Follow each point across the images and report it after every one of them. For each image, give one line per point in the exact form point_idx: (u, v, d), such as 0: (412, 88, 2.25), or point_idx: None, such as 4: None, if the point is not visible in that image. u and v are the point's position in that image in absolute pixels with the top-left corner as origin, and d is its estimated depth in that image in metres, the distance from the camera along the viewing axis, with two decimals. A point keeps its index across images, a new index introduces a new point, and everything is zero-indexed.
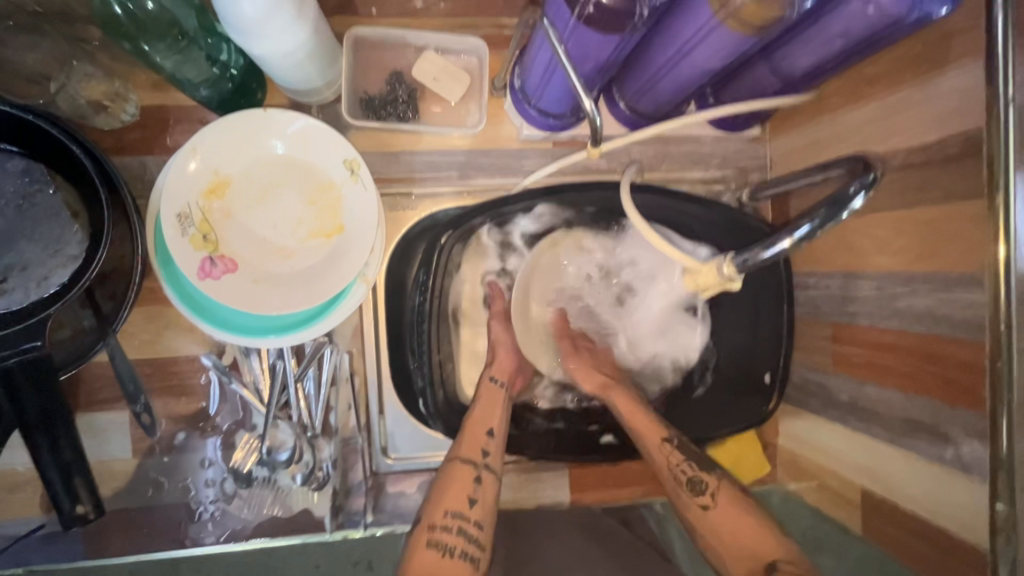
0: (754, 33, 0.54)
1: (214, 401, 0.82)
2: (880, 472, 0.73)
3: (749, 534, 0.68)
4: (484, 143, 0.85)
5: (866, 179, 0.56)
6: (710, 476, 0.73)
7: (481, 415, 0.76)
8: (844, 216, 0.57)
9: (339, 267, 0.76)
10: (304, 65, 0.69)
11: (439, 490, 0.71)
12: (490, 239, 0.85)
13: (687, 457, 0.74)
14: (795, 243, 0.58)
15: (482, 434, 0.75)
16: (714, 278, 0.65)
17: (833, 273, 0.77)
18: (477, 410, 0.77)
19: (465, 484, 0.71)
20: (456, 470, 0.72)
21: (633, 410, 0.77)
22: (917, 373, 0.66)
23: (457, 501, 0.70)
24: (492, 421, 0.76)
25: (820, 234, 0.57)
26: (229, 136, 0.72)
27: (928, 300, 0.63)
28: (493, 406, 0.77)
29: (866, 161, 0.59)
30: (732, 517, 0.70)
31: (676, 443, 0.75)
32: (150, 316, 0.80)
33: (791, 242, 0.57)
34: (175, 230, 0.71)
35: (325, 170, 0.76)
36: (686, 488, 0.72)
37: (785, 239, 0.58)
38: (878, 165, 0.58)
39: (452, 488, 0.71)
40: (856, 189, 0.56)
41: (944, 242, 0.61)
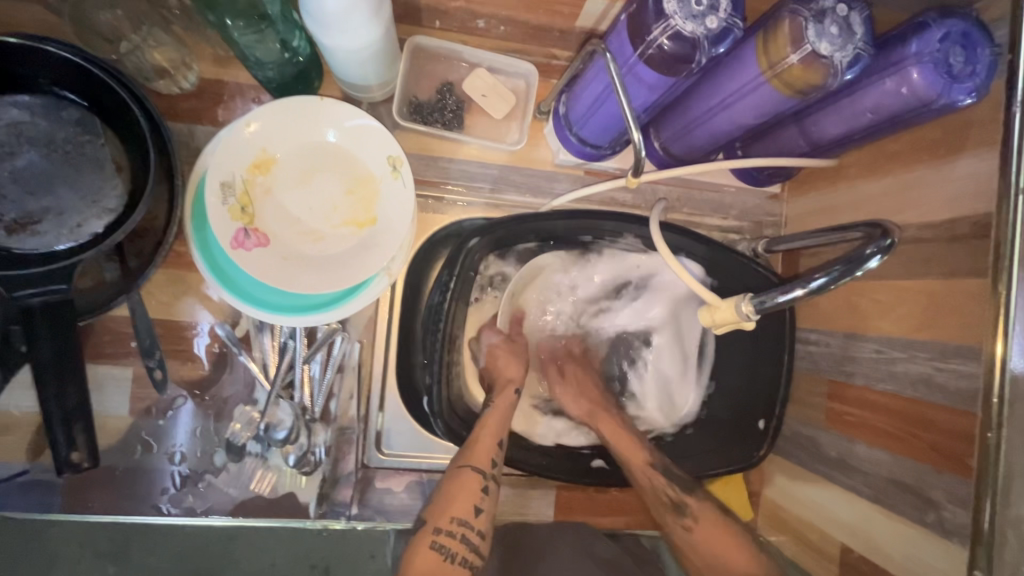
0: (795, 96, 0.59)
1: (220, 371, 0.82)
2: (860, 529, 0.74)
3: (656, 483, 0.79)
4: (519, 161, 0.89)
5: (883, 243, 0.59)
6: (693, 499, 0.79)
7: (494, 419, 0.78)
8: (856, 275, 0.60)
9: (366, 257, 0.78)
10: (368, 64, 0.72)
11: (448, 495, 0.73)
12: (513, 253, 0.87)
13: (671, 482, 0.80)
14: (807, 293, 0.61)
15: (492, 444, 0.76)
16: (731, 315, 0.68)
17: (836, 332, 0.81)
18: (490, 419, 0.78)
19: (472, 491, 0.73)
20: (465, 477, 0.73)
21: (620, 436, 0.82)
22: (904, 436, 0.69)
23: (463, 508, 0.72)
24: (502, 430, 0.77)
25: (833, 286, 0.60)
26: (283, 117, 0.75)
27: (925, 366, 0.67)
28: (502, 413, 0.78)
29: (885, 227, 0.62)
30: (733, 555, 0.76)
31: (660, 466, 0.80)
32: (171, 279, 0.80)
33: (804, 292, 0.61)
34: (216, 197, 0.73)
35: (368, 163, 0.78)
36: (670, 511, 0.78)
37: (798, 287, 0.61)
38: (897, 231, 0.60)
39: (459, 495, 0.72)
40: (872, 250, 0.59)
41: (944, 313, 0.65)
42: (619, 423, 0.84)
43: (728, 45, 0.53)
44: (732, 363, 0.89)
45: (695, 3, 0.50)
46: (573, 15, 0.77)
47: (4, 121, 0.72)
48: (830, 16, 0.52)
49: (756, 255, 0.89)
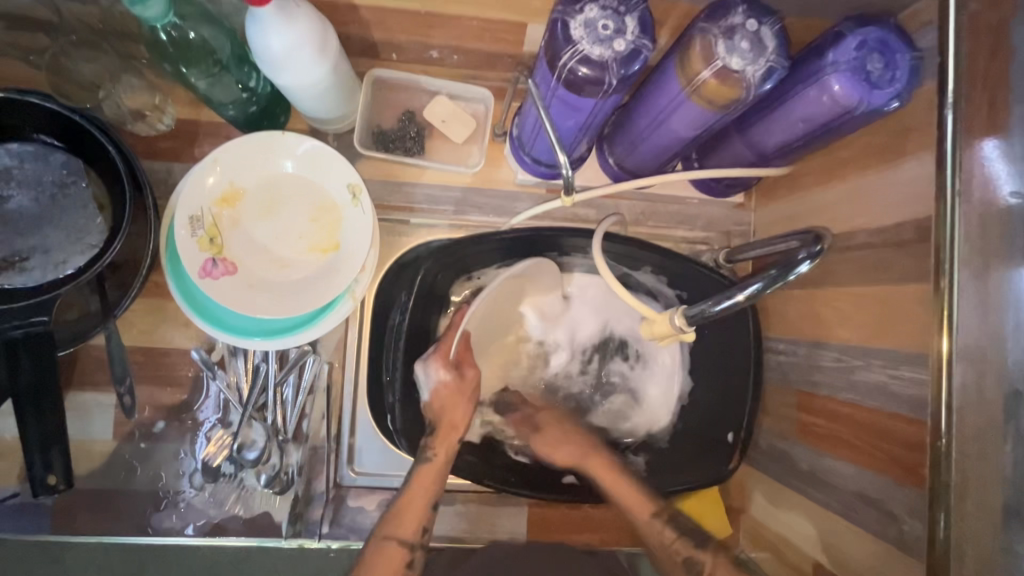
0: (719, 110, 0.60)
1: (197, 395, 0.86)
2: (830, 545, 0.72)
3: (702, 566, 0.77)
4: (482, 183, 0.91)
5: (813, 249, 0.60)
6: (706, 553, 0.78)
7: (422, 486, 0.77)
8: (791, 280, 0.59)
9: (330, 281, 0.81)
10: (322, 98, 0.76)
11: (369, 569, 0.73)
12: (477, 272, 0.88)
13: (680, 536, 0.79)
14: (745, 299, 0.61)
15: (421, 512, 0.76)
16: (666, 328, 0.68)
17: (801, 342, 0.80)
18: (417, 486, 0.77)
19: (395, 564, 0.73)
20: (389, 549, 0.74)
21: (608, 476, 0.82)
22: (866, 447, 0.67)
23: None
24: (432, 496, 0.77)
25: (769, 292, 0.59)
26: (248, 153, 0.79)
27: (881, 374, 0.65)
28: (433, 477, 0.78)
29: (817, 233, 0.63)
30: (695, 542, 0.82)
31: (666, 518, 0.80)
32: (152, 308, 0.85)
33: (742, 298, 0.60)
34: (186, 230, 0.77)
35: (330, 192, 0.82)
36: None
37: (736, 294, 0.61)
38: (827, 236, 0.61)
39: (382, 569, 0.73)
40: (803, 256, 0.59)
41: (896, 320, 0.64)
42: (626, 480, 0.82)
43: (639, 66, 0.55)
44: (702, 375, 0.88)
45: (602, 28, 0.52)
46: (520, 41, 0.80)
47: None
48: (739, 32, 0.54)
49: (719, 266, 0.89)
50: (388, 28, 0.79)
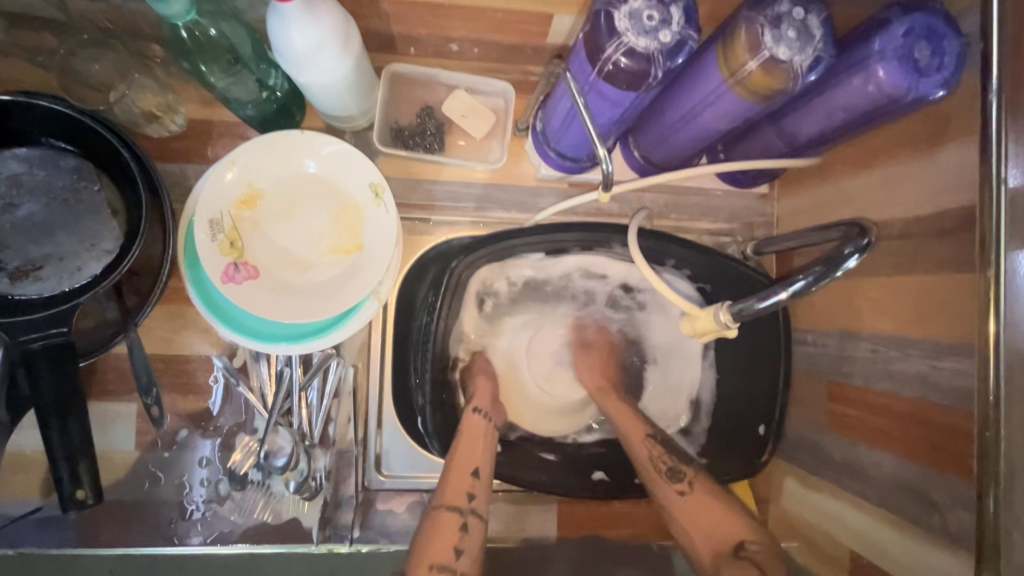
0: (759, 101, 0.59)
1: (220, 402, 0.84)
2: (866, 534, 0.72)
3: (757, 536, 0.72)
4: (501, 178, 0.89)
5: (860, 243, 0.59)
6: (688, 466, 0.76)
7: (465, 452, 0.76)
8: (836, 276, 0.59)
9: (354, 282, 0.79)
10: (342, 95, 0.74)
11: (426, 539, 0.69)
12: (503, 271, 0.88)
13: (665, 449, 0.77)
14: (788, 296, 0.60)
15: (466, 477, 0.73)
16: (710, 324, 0.68)
17: (832, 332, 0.79)
18: (460, 450, 0.76)
19: (450, 532, 0.69)
20: (442, 516, 0.70)
21: (621, 410, 0.81)
22: (903, 438, 0.67)
23: (442, 553, 0.67)
24: (475, 462, 0.75)
25: (813, 289, 0.59)
26: (266, 153, 0.77)
27: (919, 365, 0.65)
28: (476, 442, 0.77)
29: (863, 227, 0.63)
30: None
31: (660, 439, 0.79)
32: (170, 315, 0.83)
33: (785, 295, 0.59)
34: (206, 235, 0.75)
35: (351, 191, 0.80)
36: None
37: (780, 291, 0.60)
38: (874, 231, 0.60)
39: (438, 539, 0.68)
40: (850, 250, 0.59)
41: (936, 309, 0.63)
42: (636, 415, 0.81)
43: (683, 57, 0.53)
44: (728, 367, 0.88)
45: (647, 19, 0.51)
46: (543, 31, 0.78)
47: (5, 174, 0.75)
48: (787, 21, 0.52)
49: (746, 258, 0.89)
50: (407, 20, 0.76)
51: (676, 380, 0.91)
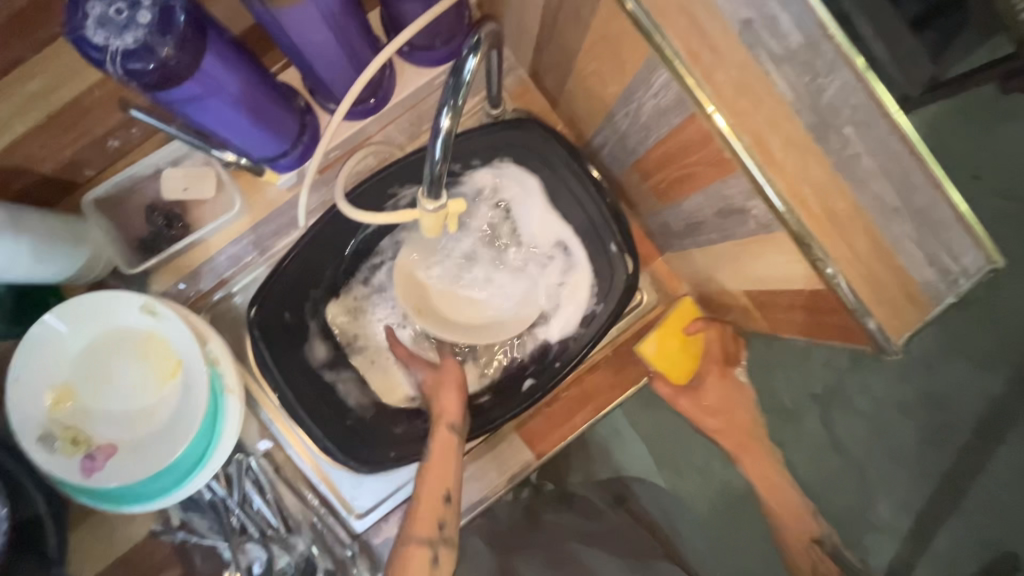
0: None
1: (189, 557, 0.87)
2: (739, 271, 0.70)
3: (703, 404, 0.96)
4: (259, 213, 0.86)
5: (471, 42, 0.54)
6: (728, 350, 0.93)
7: (435, 477, 0.72)
8: (472, 82, 0.53)
9: (193, 392, 0.78)
10: (46, 261, 0.71)
11: (411, 512, 0.70)
12: (330, 285, 0.87)
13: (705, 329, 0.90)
14: (453, 128, 0.53)
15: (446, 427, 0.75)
16: (433, 220, 0.58)
17: (602, 124, 0.76)
18: (429, 483, 0.71)
19: (433, 505, 0.70)
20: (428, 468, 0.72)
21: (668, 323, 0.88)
22: (690, 171, 0.64)
23: (424, 524, 0.69)
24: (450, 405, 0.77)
25: (463, 106, 0.53)
26: (44, 350, 0.77)
27: (650, 101, 0.61)
28: (451, 387, 0.79)
29: (489, 28, 0.57)
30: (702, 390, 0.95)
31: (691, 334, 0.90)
32: (94, 526, 0.85)
33: (444, 128, 0.52)
34: (43, 451, 0.75)
35: (135, 325, 0.79)
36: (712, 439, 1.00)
37: (439, 126, 0.52)
38: (485, 24, 0.55)
39: (420, 513, 0.69)
40: (466, 54, 0.53)
41: (620, 44, 0.59)
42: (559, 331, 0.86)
43: (184, 15, 0.51)
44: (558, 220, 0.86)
45: (116, 14, 0.48)
46: None
47: None
48: None
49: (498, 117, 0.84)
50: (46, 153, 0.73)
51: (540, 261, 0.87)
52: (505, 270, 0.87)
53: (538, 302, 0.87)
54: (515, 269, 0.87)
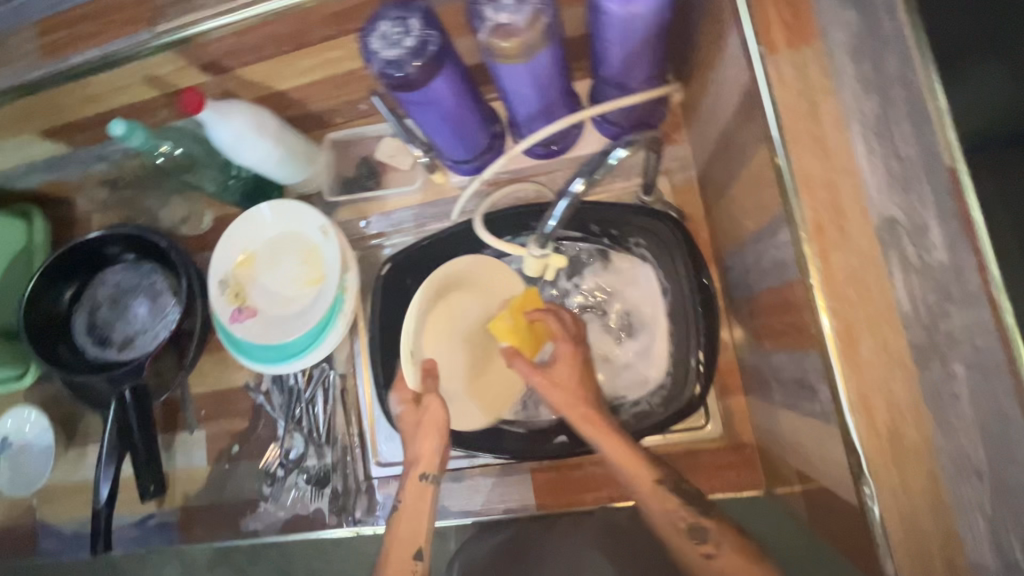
0: (527, 61, 0.67)
1: (255, 419, 1.08)
2: (799, 446, 0.67)
3: (670, 507, 0.68)
4: (430, 196, 1.05)
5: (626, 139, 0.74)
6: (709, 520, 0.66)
7: (408, 520, 0.77)
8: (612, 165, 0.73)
9: (322, 303, 1.00)
10: (283, 165, 0.98)
11: (391, 543, 0.77)
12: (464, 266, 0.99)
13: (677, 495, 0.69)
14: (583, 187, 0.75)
15: (433, 452, 0.81)
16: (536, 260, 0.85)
17: (735, 249, 0.78)
18: (402, 524, 0.78)
19: (414, 536, 0.77)
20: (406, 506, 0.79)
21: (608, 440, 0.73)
22: (785, 329, 0.63)
23: (408, 554, 0.75)
24: (432, 440, 0.81)
25: (594, 180, 0.74)
26: (250, 225, 1.04)
27: (773, 250, 0.63)
28: (433, 427, 0.81)
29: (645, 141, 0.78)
30: (609, 442, 0.73)
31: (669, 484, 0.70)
32: (217, 360, 1.11)
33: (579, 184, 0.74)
34: (218, 292, 1.03)
35: (309, 236, 1.02)
36: (688, 537, 0.66)
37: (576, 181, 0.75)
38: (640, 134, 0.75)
39: (400, 547, 0.76)
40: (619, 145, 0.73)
41: (765, 191, 0.62)
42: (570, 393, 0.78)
43: (435, 47, 0.66)
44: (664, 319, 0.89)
45: (392, 34, 0.65)
46: None
47: (113, 283, 1.12)
48: None
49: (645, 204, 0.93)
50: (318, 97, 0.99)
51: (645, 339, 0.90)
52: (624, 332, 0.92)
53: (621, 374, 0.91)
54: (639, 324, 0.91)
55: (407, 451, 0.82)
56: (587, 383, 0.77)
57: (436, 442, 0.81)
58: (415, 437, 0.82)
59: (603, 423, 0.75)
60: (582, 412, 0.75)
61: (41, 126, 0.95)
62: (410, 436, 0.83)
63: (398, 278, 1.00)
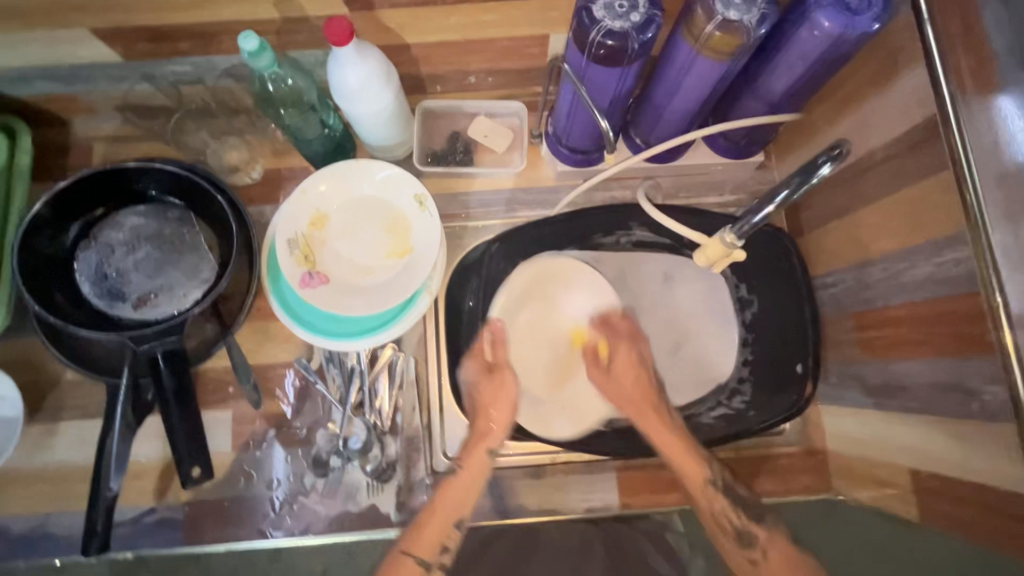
0: (728, 59, 0.71)
1: (302, 403, 0.95)
2: (920, 447, 0.74)
3: (715, 502, 0.79)
4: (525, 182, 1.02)
5: (832, 152, 0.64)
6: (761, 531, 0.77)
7: (457, 487, 0.80)
8: (814, 181, 0.65)
9: (410, 279, 0.92)
10: (388, 124, 0.89)
11: (433, 503, 0.80)
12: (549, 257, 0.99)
13: (732, 504, 0.79)
14: (776, 207, 0.69)
15: (492, 417, 0.84)
16: (719, 249, 0.78)
17: (846, 267, 0.85)
18: (448, 497, 0.80)
19: (462, 496, 0.80)
20: (462, 470, 0.81)
21: (664, 439, 0.81)
22: (928, 338, 0.71)
23: (450, 511, 0.79)
24: (496, 408, 0.84)
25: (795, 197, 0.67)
26: (333, 182, 0.92)
27: (926, 267, 0.70)
28: (500, 395, 0.84)
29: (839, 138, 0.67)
30: (672, 446, 0.81)
31: (719, 485, 0.79)
32: (256, 329, 0.96)
33: (770, 207, 0.69)
34: (285, 250, 0.90)
35: (399, 205, 0.94)
36: (734, 541, 0.77)
37: (766, 205, 0.69)
38: (848, 140, 0.64)
39: (445, 504, 0.79)
40: (823, 158, 0.64)
41: (929, 212, 0.69)
42: (641, 375, 0.84)
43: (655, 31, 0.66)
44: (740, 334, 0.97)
45: (619, 7, 0.65)
46: (543, 51, 0.92)
47: (128, 226, 0.93)
48: None
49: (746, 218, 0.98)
50: (432, 58, 0.92)
51: (721, 349, 0.97)
52: (699, 341, 0.98)
53: (701, 378, 0.96)
54: (709, 337, 0.98)
55: (476, 423, 0.84)
56: (644, 377, 0.84)
57: (505, 416, 0.83)
58: (485, 410, 0.84)
59: (661, 415, 0.82)
60: (650, 399, 0.83)
61: (105, 24, 0.79)
62: (482, 408, 0.84)
63: (499, 262, 0.96)
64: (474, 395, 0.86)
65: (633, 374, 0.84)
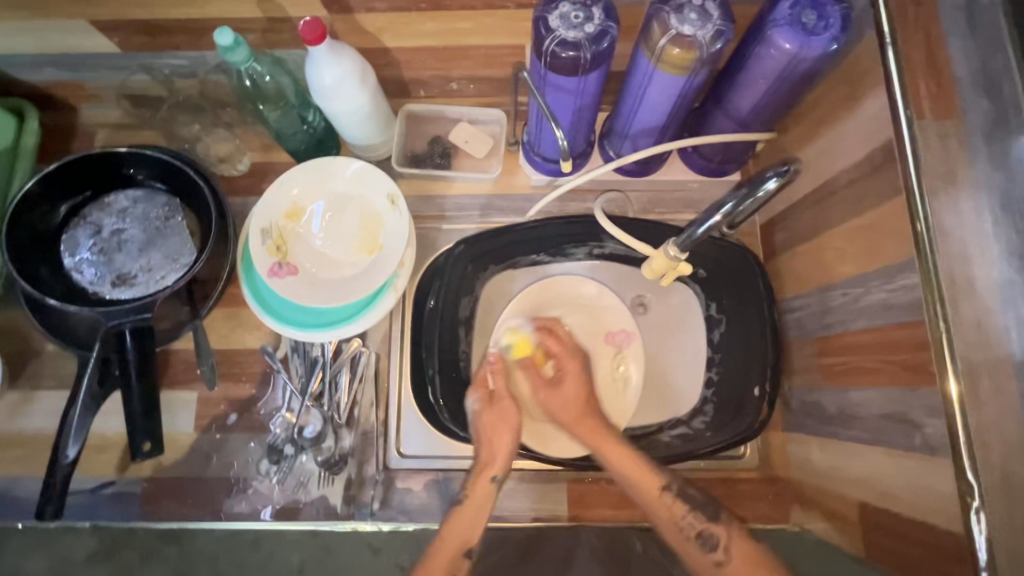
0: (685, 74, 0.71)
1: (265, 389, 0.97)
2: (870, 479, 0.71)
3: (676, 515, 0.74)
4: (501, 189, 1.03)
5: (780, 168, 0.65)
6: (719, 527, 0.72)
7: (463, 520, 0.77)
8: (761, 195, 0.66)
9: (377, 274, 0.94)
10: (364, 123, 0.92)
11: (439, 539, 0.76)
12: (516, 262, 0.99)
13: (690, 509, 0.74)
14: (722, 218, 0.69)
15: (499, 445, 0.82)
16: (664, 262, 0.80)
17: (811, 291, 0.84)
18: (461, 520, 0.77)
19: (470, 526, 0.77)
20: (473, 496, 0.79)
21: (625, 461, 0.78)
22: (879, 366, 0.69)
23: (455, 545, 0.75)
24: (503, 437, 0.82)
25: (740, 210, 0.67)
26: (308, 177, 0.96)
27: (880, 293, 0.69)
28: (505, 428, 0.82)
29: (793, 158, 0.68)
30: (609, 447, 0.79)
31: (675, 491, 0.75)
32: (229, 316, 0.99)
33: (716, 217, 0.69)
34: (258, 240, 0.94)
35: (372, 202, 0.96)
36: (696, 545, 0.72)
37: (713, 215, 0.70)
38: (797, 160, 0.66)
39: (448, 540, 0.75)
40: (771, 173, 0.65)
41: (885, 237, 0.68)
42: (585, 387, 0.84)
43: (609, 43, 0.67)
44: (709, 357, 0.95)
45: (574, 17, 0.66)
46: (521, 60, 0.94)
47: (117, 207, 0.97)
48: (687, 7, 0.66)
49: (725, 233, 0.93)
50: (414, 63, 0.95)
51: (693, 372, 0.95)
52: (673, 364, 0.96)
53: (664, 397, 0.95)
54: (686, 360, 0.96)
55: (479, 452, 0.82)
56: (589, 393, 0.84)
57: (510, 447, 0.81)
58: (488, 438, 0.82)
59: (613, 435, 0.80)
60: (589, 420, 0.82)
61: (102, 16, 0.84)
62: (485, 436, 0.83)
63: (463, 265, 0.96)
64: (478, 424, 0.84)
65: (575, 386, 0.84)
